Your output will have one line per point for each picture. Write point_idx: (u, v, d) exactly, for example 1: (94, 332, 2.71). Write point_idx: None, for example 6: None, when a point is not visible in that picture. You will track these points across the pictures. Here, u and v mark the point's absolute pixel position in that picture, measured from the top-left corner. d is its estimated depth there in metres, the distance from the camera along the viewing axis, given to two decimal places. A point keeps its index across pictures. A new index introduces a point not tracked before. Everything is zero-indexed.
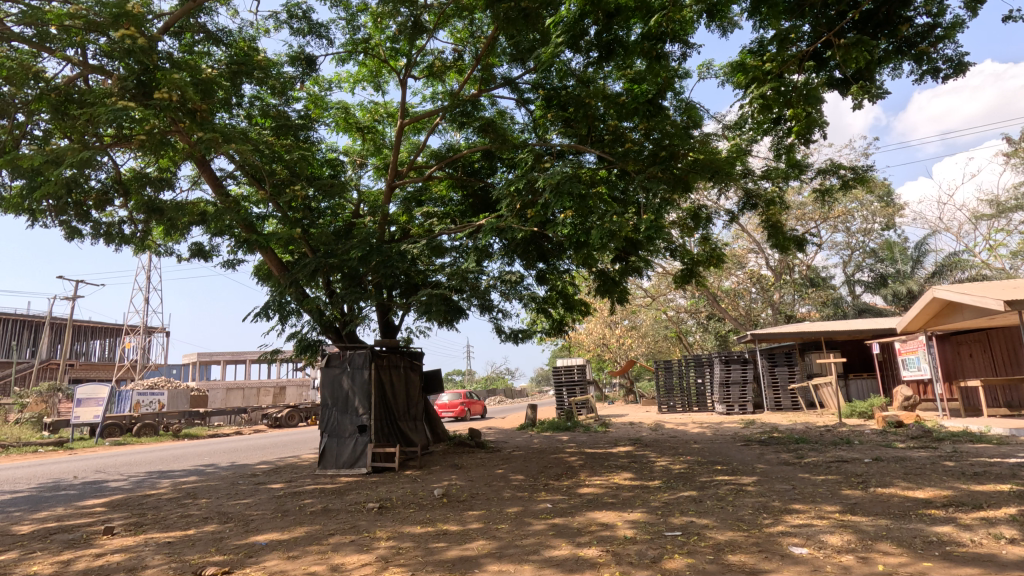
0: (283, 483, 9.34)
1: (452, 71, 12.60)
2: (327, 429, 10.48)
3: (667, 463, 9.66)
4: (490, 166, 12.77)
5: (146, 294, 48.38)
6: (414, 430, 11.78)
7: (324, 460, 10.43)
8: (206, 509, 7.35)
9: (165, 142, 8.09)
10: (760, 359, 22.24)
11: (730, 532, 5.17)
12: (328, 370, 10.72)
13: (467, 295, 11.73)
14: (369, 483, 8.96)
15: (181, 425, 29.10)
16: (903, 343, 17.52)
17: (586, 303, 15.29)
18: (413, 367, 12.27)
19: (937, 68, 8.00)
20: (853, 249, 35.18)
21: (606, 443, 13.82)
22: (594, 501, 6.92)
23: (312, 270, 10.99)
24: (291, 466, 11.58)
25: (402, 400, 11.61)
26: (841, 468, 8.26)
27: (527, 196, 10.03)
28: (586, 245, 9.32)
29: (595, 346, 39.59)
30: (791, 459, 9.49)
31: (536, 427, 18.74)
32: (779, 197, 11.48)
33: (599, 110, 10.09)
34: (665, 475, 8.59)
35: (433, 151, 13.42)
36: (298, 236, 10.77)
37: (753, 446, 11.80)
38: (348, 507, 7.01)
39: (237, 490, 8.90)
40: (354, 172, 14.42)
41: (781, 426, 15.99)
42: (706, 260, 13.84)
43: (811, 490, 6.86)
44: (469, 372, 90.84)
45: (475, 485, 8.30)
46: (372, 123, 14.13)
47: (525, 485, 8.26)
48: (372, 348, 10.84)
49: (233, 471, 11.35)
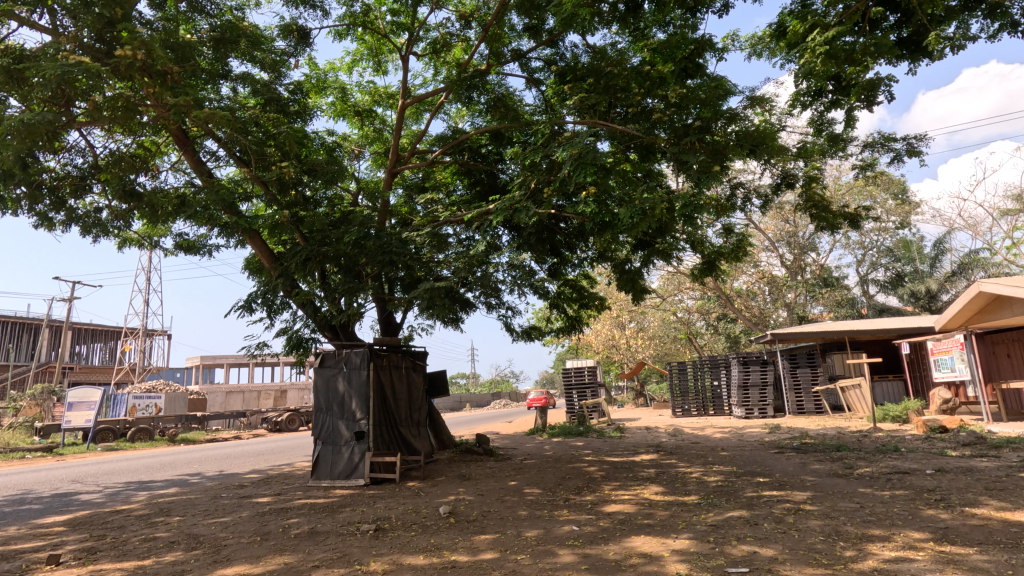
0: (270, 497, 8.34)
1: (457, 49, 11.65)
2: (321, 435, 9.51)
3: (700, 475, 8.63)
4: (499, 150, 11.79)
5: (145, 296, 47.86)
6: (416, 437, 10.78)
7: (317, 470, 9.43)
8: (175, 530, 6.35)
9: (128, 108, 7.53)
10: (781, 361, 21.19)
11: (809, 571, 4.15)
12: (322, 371, 9.75)
13: (474, 287, 10.73)
14: (366, 497, 7.94)
15: (178, 430, 28.18)
16: (937, 343, 16.39)
17: (600, 299, 14.29)
18: (416, 367, 11.28)
19: (1016, 22, 7.05)
20: (869, 248, 34.03)
21: (624, 450, 12.79)
22: (627, 522, 5.91)
23: (304, 258, 10.06)
24: (283, 476, 10.59)
25: (404, 403, 10.61)
26: (905, 482, 7.22)
27: (543, 174, 9.01)
28: (610, 228, 8.31)
29: (604, 347, 38.45)
30: (841, 470, 8.44)
31: (547, 431, 17.71)
32: (815, 178, 10.37)
33: (622, 79, 9.09)
34: (701, 489, 7.57)
35: (436, 136, 12.46)
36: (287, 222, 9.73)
37: (788, 455, 10.72)
38: (339, 529, 6.01)
39: (218, 505, 7.90)
40: (351, 162, 13.55)
41: (811, 431, 14.92)
42: (730, 252, 12.78)
43: (885, 510, 5.82)
44: (474, 375, 89.69)
45: (486, 502, 7.28)
46: (371, 108, 13.18)
47: (542, 502, 7.23)
48: (370, 346, 9.87)
49: (219, 482, 10.37)
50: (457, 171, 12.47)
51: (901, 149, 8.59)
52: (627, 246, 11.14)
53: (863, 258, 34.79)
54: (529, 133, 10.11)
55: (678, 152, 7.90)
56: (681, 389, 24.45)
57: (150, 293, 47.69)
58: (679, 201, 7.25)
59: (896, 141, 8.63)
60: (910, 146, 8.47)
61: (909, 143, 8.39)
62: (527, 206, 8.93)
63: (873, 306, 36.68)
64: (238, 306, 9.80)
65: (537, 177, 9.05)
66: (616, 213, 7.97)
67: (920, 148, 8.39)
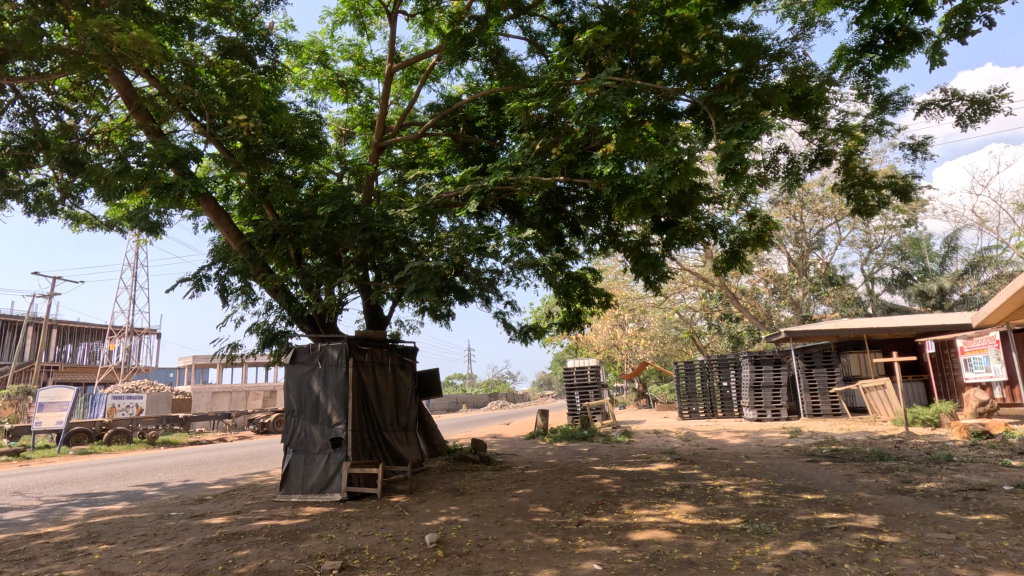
0: (227, 517, 7.04)
1: (449, 8, 10.41)
2: (292, 442, 8.22)
3: (733, 490, 7.38)
4: (498, 122, 10.52)
5: (132, 293, 46.49)
6: (404, 444, 9.52)
7: (287, 482, 8.11)
8: (91, 567, 5.04)
9: (39, 33, 6.55)
10: (796, 361, 19.96)
11: None
12: (294, 368, 8.48)
13: (469, 275, 9.45)
14: (339, 518, 6.65)
15: (159, 432, 26.83)
16: (968, 341, 15.22)
17: (607, 293, 13.04)
18: (403, 365, 10.00)
19: None
20: (877, 245, 32.88)
21: (636, 457, 11.53)
22: (662, 558, 4.66)
23: (271, 233, 8.80)
24: (251, 489, 9.28)
25: (389, 405, 9.33)
26: (989, 502, 5.98)
27: (552, 135, 7.73)
28: (634, 195, 6.91)
29: (605, 347, 37.22)
30: (899, 485, 7.20)
31: (549, 435, 16.47)
32: (857, 154, 9.08)
33: (641, 28, 7.69)
34: (741, 510, 6.31)
35: (427, 107, 11.22)
36: (247, 185, 8.56)
37: (825, 464, 9.49)
38: (295, 567, 4.72)
39: (162, 528, 6.62)
40: (337, 143, 12.35)
41: (837, 436, 13.70)
42: (753, 240, 11.53)
43: (991, 544, 4.58)
44: (470, 374, 88.16)
45: (483, 526, 6.01)
46: (355, 79, 11.93)
47: (551, 527, 5.97)
48: (351, 339, 8.59)
49: (176, 496, 9.06)
50: (452, 148, 11.19)
51: (967, 106, 7.90)
52: (645, 227, 9.93)
53: (871, 255, 33.72)
54: (530, 94, 8.78)
55: (711, 99, 6.50)
56: (688, 391, 23.21)
57: (136, 290, 46.35)
58: (718, 156, 5.93)
59: (962, 99, 7.86)
60: (978, 100, 7.79)
61: (978, 97, 7.72)
62: (532, 173, 7.58)
63: (880, 305, 35.60)
64: (190, 282, 9.35)
65: (547, 141, 7.74)
66: (640, 177, 6.66)
67: (991, 101, 7.76)
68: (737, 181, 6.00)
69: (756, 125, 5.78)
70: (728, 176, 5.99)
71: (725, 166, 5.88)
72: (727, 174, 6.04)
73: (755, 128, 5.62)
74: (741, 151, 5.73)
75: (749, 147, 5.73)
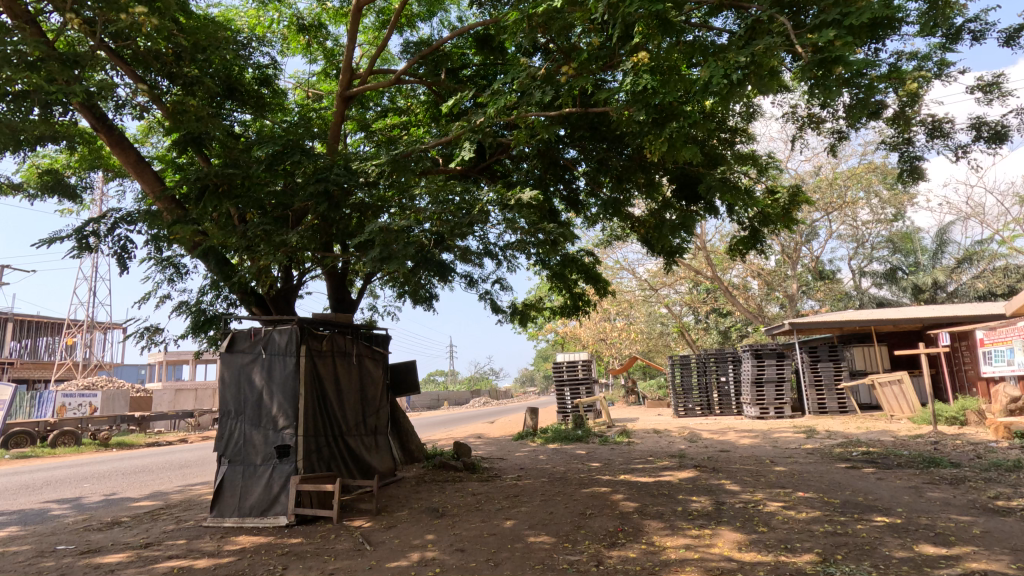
0: (129, 553, 5.32)
1: None
2: (226, 451, 6.54)
3: (782, 510, 5.87)
4: (486, 67, 8.88)
5: (92, 284, 43.71)
6: (370, 450, 7.89)
7: (219, 502, 6.42)
8: None
9: None
10: (800, 354, 18.61)
11: None
12: (231, 358, 6.75)
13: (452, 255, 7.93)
14: (280, 556, 4.99)
15: (113, 432, 24.63)
16: (990, 332, 14.14)
17: (604, 278, 11.44)
18: (371, 355, 8.36)
19: None
20: (869, 239, 31.97)
21: (642, 462, 10.00)
22: None
23: (198, 186, 7.17)
24: (182, 507, 7.54)
25: (353, 405, 7.68)
26: None
27: (563, 55, 6.10)
28: (673, 125, 5.29)
29: (593, 341, 35.79)
30: (988, 501, 5.80)
31: (539, 436, 14.93)
32: (914, 104, 7.52)
33: None
34: (809, 541, 4.80)
35: (400, 52, 9.55)
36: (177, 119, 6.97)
37: (869, 472, 8.09)
38: None
39: (35, 570, 4.88)
40: (297, 99, 10.64)
41: (859, 436, 12.37)
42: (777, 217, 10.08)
43: None
44: (452, 372, 86.39)
45: (470, 571, 4.41)
46: (317, 21, 10.18)
47: (563, 571, 4.39)
48: (304, 322, 6.91)
49: (83, 519, 7.24)
50: (430, 102, 9.48)
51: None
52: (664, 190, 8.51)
53: (862, 250, 32.65)
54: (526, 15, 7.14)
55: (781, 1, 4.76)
56: (683, 386, 21.76)
57: (97, 281, 43.58)
58: (803, 57, 4.31)
59: None
60: None
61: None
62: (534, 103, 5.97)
63: (871, 300, 34.71)
64: (74, 240, 8.29)
65: (551, 65, 6.24)
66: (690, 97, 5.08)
67: None
68: (826, 97, 4.44)
69: (860, 11, 4.16)
70: (813, 87, 4.44)
71: (811, 74, 4.30)
72: (809, 88, 4.51)
73: (863, 14, 4.03)
74: (840, 48, 4.10)
75: (854, 44, 4.14)
